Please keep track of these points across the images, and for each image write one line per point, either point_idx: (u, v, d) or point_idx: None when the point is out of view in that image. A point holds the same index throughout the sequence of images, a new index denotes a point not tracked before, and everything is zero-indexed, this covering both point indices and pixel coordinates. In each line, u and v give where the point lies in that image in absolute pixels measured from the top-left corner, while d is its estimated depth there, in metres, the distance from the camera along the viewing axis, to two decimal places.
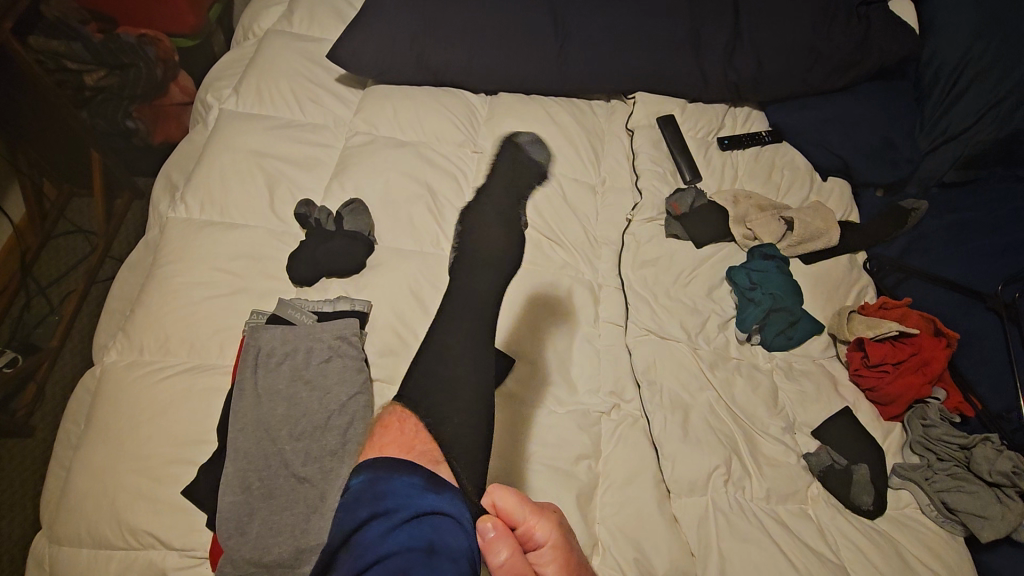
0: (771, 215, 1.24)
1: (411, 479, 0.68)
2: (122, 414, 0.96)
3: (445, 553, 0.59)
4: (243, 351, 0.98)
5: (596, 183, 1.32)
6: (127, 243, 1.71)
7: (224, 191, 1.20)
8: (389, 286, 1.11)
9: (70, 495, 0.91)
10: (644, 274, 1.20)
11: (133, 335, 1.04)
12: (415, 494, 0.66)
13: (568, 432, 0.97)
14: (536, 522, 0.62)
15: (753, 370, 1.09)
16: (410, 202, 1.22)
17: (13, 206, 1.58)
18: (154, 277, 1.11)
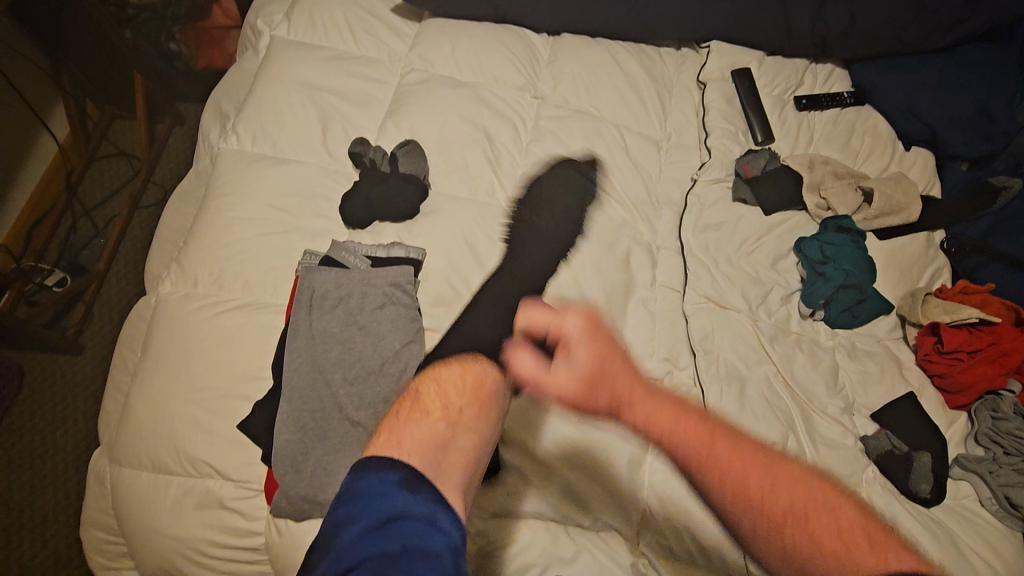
0: (848, 184, 1.16)
1: (385, 475, 0.58)
2: (178, 344, 0.97)
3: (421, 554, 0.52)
4: (296, 291, 0.97)
5: (660, 139, 1.25)
6: (169, 171, 1.67)
7: (277, 124, 1.16)
8: (443, 233, 1.08)
9: (130, 419, 0.94)
10: (706, 238, 1.14)
11: (188, 267, 1.04)
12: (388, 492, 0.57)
13: None
14: (561, 325, 0.79)
15: (814, 347, 1.04)
16: (466, 146, 1.17)
17: (58, 125, 1.57)
18: (207, 209, 1.09)
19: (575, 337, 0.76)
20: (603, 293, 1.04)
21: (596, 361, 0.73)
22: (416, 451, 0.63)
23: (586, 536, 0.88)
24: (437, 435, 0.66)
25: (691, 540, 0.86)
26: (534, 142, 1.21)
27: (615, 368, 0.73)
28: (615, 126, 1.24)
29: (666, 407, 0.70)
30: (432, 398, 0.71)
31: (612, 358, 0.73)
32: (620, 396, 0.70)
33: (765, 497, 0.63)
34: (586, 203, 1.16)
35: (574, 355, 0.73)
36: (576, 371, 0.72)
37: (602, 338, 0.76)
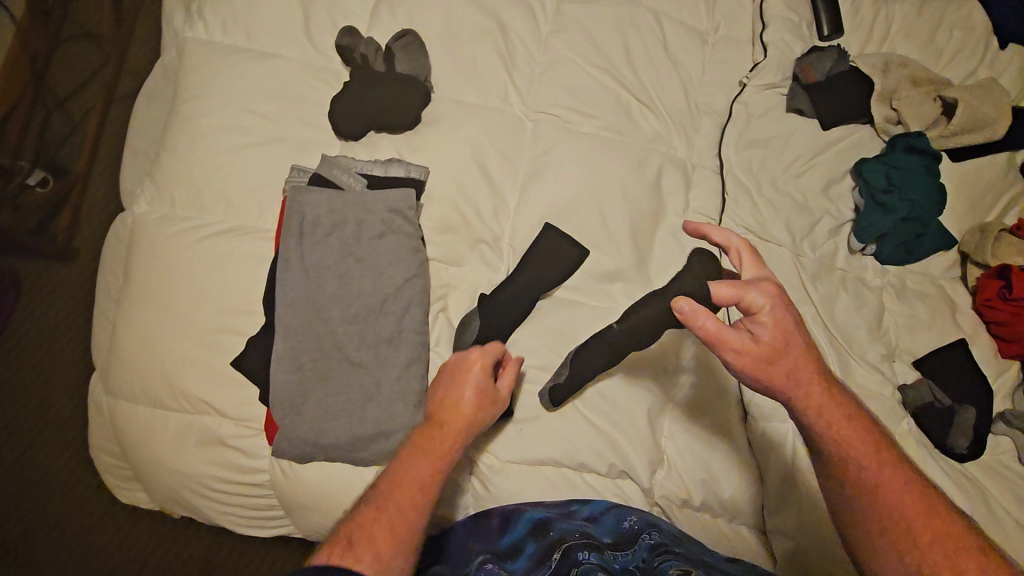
0: (927, 93, 0.98)
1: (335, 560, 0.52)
2: (161, 274, 0.88)
3: None
4: (285, 215, 0.86)
5: (706, 31, 1.05)
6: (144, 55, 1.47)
7: (250, 7, 0.97)
8: (448, 148, 0.94)
9: (120, 351, 0.88)
10: (750, 156, 1.00)
11: (163, 184, 0.92)
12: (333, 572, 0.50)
13: None
14: (752, 290, 0.64)
15: (860, 285, 0.94)
16: (475, 39, 0.99)
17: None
18: (177, 115, 0.95)
19: (767, 313, 0.64)
20: (628, 223, 0.94)
21: (788, 333, 0.64)
22: (383, 510, 0.63)
23: (601, 484, 0.83)
24: (393, 492, 0.65)
25: (708, 490, 0.82)
26: (556, 33, 1.02)
27: (807, 377, 0.64)
28: (653, 15, 1.03)
29: (848, 419, 0.64)
30: (459, 403, 0.75)
31: (803, 370, 0.64)
32: (806, 394, 0.64)
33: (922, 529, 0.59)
34: (615, 112, 0.99)
35: (760, 320, 0.64)
36: (764, 348, 0.63)
37: (790, 340, 0.64)
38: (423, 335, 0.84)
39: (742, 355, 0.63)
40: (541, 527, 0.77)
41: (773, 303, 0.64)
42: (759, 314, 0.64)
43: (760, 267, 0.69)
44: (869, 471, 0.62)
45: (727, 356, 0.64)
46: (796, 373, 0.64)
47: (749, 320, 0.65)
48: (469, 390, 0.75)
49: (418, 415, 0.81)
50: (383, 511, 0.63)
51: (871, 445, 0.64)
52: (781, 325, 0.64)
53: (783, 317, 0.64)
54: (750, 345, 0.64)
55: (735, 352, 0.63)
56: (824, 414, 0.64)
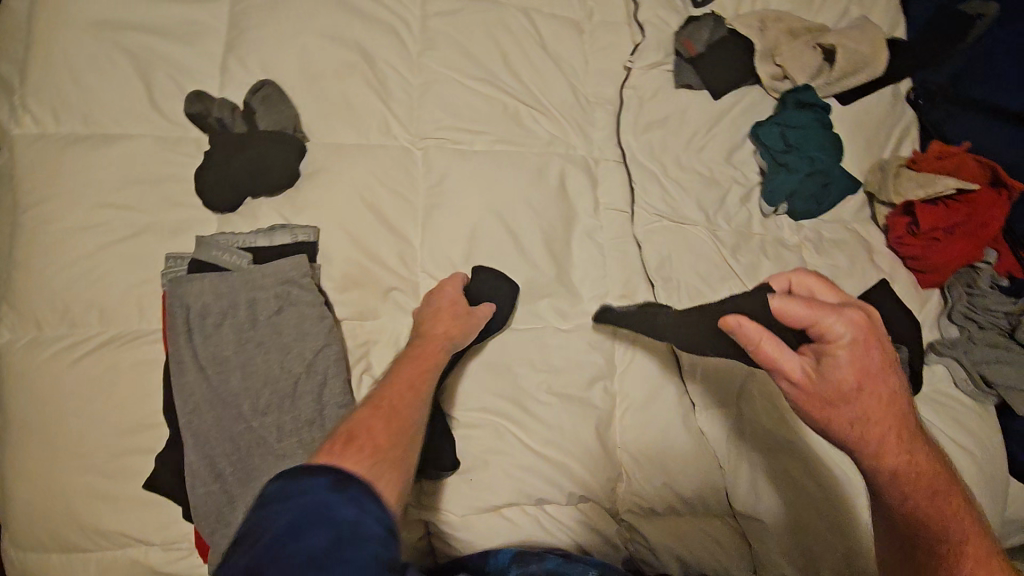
0: (806, 42, 0.97)
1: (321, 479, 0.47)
2: (42, 407, 0.79)
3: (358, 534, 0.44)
4: (167, 312, 0.78)
5: (580, 18, 1.00)
6: None
7: (80, 87, 0.86)
8: (334, 199, 0.87)
9: (15, 500, 0.79)
10: (650, 139, 0.97)
11: (20, 304, 0.81)
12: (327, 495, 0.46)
13: (575, 351, 0.84)
14: (832, 320, 0.56)
15: (780, 249, 0.94)
16: (340, 73, 0.92)
17: None
18: (21, 222, 0.84)
19: (845, 351, 0.56)
20: (540, 237, 0.90)
21: (867, 371, 0.57)
22: (370, 421, 0.60)
23: (560, 512, 0.80)
24: (381, 412, 0.62)
25: (672, 493, 0.80)
26: (426, 50, 0.95)
27: (876, 427, 0.58)
28: (523, 12, 0.98)
29: (915, 470, 0.59)
30: (432, 335, 0.75)
31: (875, 418, 0.58)
32: (873, 441, 0.58)
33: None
34: (505, 123, 0.95)
35: (832, 357, 0.57)
36: (829, 389, 0.57)
37: (867, 381, 0.57)
38: (348, 407, 0.78)
39: (798, 387, 0.58)
40: (524, 559, 0.72)
41: (855, 343, 0.56)
42: (835, 351, 0.56)
43: (841, 295, 0.61)
44: (920, 525, 0.59)
45: (781, 383, 0.59)
46: (864, 418, 0.58)
47: (820, 349, 0.58)
48: (437, 319, 0.76)
49: None
50: (378, 422, 0.60)
51: (937, 502, 0.59)
52: (861, 367, 0.56)
53: (863, 357, 0.57)
54: (815, 378, 0.57)
55: (792, 381, 0.58)
56: (892, 462, 0.58)
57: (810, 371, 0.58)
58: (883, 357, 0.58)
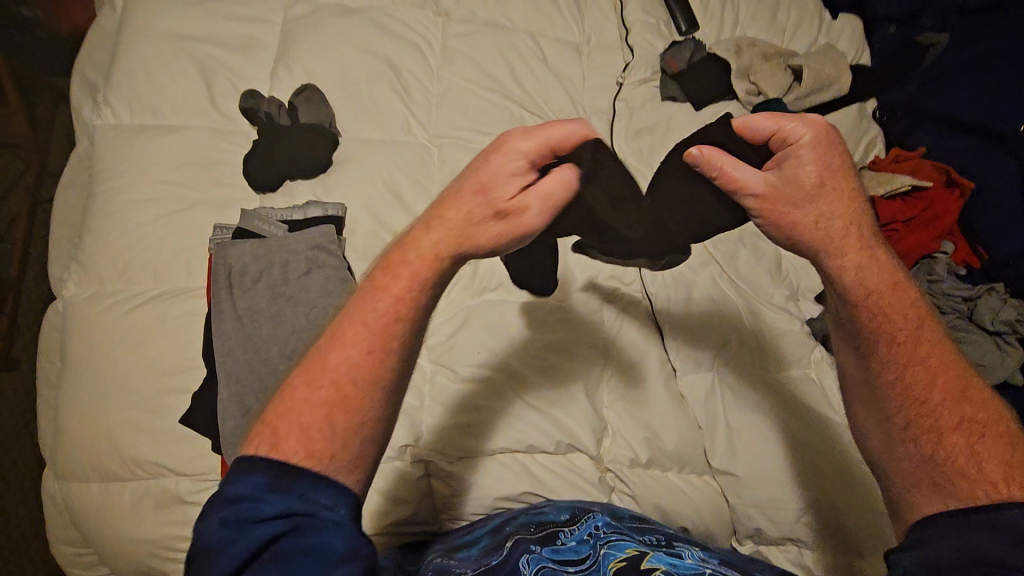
0: (777, 64, 1.11)
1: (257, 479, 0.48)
2: (96, 351, 0.90)
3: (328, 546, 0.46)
4: (213, 270, 0.90)
5: (579, 43, 1.16)
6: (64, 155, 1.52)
7: (153, 88, 1.03)
8: (359, 184, 1.00)
9: (65, 433, 0.89)
10: (640, 143, 1.10)
11: (88, 264, 0.94)
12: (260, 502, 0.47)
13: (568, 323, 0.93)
14: (793, 123, 0.63)
15: (757, 240, 1.04)
16: (371, 81, 1.07)
17: None
18: (95, 197, 0.98)
19: (806, 149, 0.62)
20: None
21: (828, 171, 0.63)
22: (308, 416, 0.50)
23: (549, 458, 0.88)
24: (316, 419, 0.50)
25: (652, 448, 0.88)
26: (445, 65, 1.11)
27: (840, 227, 0.62)
28: (528, 36, 1.14)
29: (882, 279, 0.62)
30: (386, 286, 0.55)
31: (838, 218, 0.62)
32: (839, 246, 0.62)
33: (930, 388, 0.58)
34: (510, 126, 1.08)
35: (793, 157, 0.63)
36: (793, 186, 0.62)
37: (830, 183, 0.62)
38: None
39: (761, 198, 0.64)
40: (498, 526, 0.76)
41: (814, 140, 0.62)
42: (797, 149, 0.63)
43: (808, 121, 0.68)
44: (885, 332, 0.61)
45: (746, 199, 0.65)
46: (826, 215, 0.62)
47: (784, 153, 0.64)
48: (436, 229, 0.58)
49: None
50: (313, 431, 0.50)
51: (903, 313, 0.61)
52: (821, 163, 0.62)
53: (826, 155, 0.62)
54: (776, 179, 0.63)
55: (759, 186, 0.63)
56: (852, 260, 0.62)
57: (774, 177, 0.64)
58: (842, 160, 0.63)
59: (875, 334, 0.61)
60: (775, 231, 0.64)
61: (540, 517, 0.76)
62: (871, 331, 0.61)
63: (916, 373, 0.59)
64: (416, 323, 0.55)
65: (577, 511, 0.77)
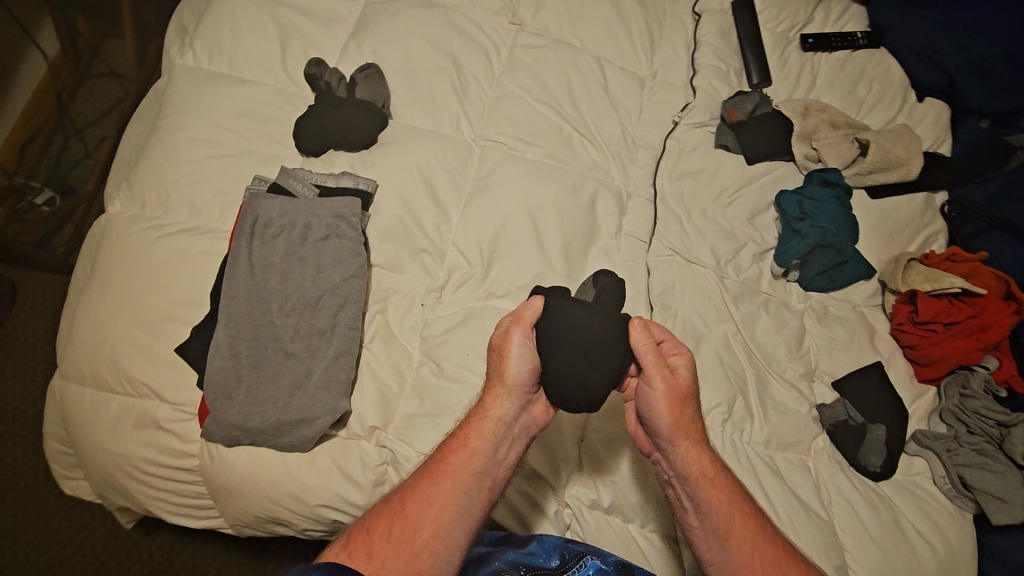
0: (844, 134, 1.06)
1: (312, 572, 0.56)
2: (122, 267, 0.96)
3: None
4: (240, 217, 0.94)
5: (644, 75, 1.15)
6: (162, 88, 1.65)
7: (235, 42, 1.10)
8: (396, 167, 1.02)
9: (77, 336, 0.94)
10: (681, 186, 1.08)
11: (138, 187, 1.01)
12: None
13: None
14: (674, 344, 0.78)
15: (781, 309, 0.99)
16: (431, 73, 1.10)
17: (47, 41, 1.57)
18: (159, 129, 1.05)
19: (682, 357, 0.77)
20: (561, 239, 1.00)
21: (682, 388, 0.76)
22: (378, 521, 0.69)
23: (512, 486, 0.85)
24: (401, 513, 0.69)
25: (618, 492, 0.85)
26: (506, 72, 1.13)
27: (692, 421, 0.76)
28: (595, 59, 1.14)
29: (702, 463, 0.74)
30: (463, 448, 0.74)
31: (688, 423, 0.75)
32: (684, 438, 0.74)
33: (753, 552, 0.69)
34: (555, 143, 1.08)
35: (680, 365, 0.77)
36: (678, 381, 0.76)
37: (687, 392, 0.76)
38: (355, 331, 0.89)
39: (664, 390, 0.75)
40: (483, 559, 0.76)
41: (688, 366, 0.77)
42: (676, 355, 0.77)
43: (677, 348, 0.78)
44: (724, 509, 0.72)
45: (654, 377, 0.75)
46: (685, 419, 0.75)
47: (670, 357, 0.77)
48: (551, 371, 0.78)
49: (341, 403, 0.85)
50: (382, 524, 0.68)
51: (730, 490, 0.73)
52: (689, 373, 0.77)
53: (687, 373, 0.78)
54: (671, 377, 0.76)
55: (657, 382, 0.75)
56: (697, 457, 0.74)
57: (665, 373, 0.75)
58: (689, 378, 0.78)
59: (729, 511, 0.72)
60: (663, 423, 0.74)
61: (529, 557, 0.77)
62: (716, 498, 0.72)
63: (746, 535, 0.70)
64: (471, 485, 0.72)
65: (565, 555, 0.78)
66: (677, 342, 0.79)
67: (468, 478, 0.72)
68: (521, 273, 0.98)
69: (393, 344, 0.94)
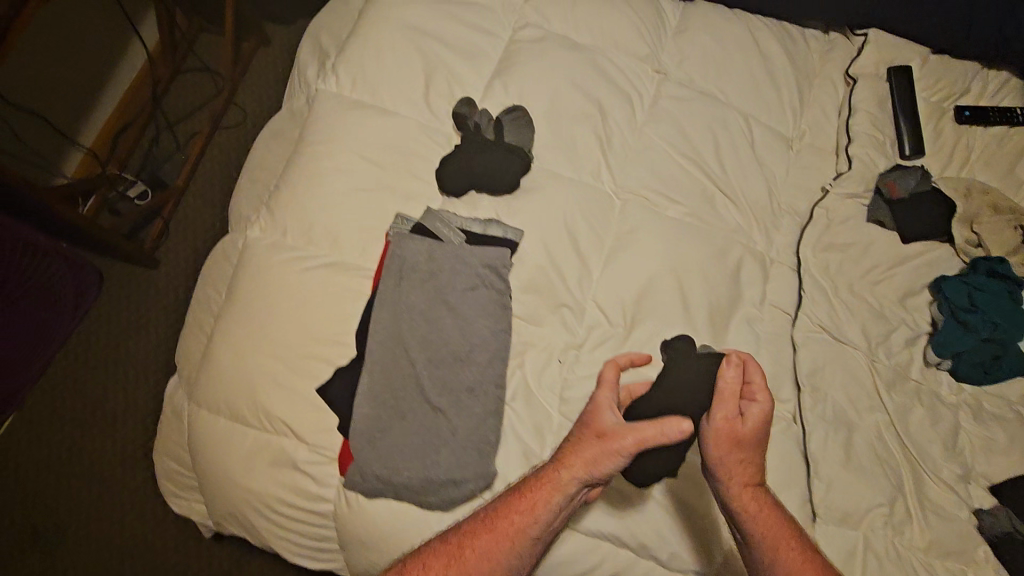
0: (1008, 220, 1.02)
1: None
2: (262, 297, 0.94)
3: None
4: (387, 259, 0.92)
5: (790, 136, 1.11)
6: (256, 86, 1.63)
7: (379, 71, 1.07)
8: (541, 215, 1.00)
9: (213, 363, 0.93)
10: (828, 258, 1.04)
11: (279, 214, 1.00)
12: None
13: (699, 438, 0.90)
14: (753, 389, 0.78)
15: (934, 401, 0.95)
16: (576, 119, 1.07)
17: (147, 33, 1.55)
18: (300, 155, 1.04)
19: (758, 401, 0.77)
20: (707, 306, 0.97)
21: (744, 434, 0.77)
22: (434, 559, 0.73)
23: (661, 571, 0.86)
24: (459, 560, 0.73)
25: None
26: (650, 122, 1.09)
27: (745, 467, 0.77)
28: (742, 116, 1.11)
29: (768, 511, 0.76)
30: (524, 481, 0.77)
31: (756, 468, 0.78)
32: (737, 482, 0.77)
33: None
34: (699, 202, 1.05)
35: (750, 412, 0.78)
36: (738, 428, 0.77)
37: (746, 439, 0.77)
38: (502, 389, 0.87)
39: (721, 428, 0.77)
40: None
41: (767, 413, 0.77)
42: (750, 399, 0.78)
43: (763, 394, 0.77)
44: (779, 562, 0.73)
45: (714, 418, 0.78)
46: (738, 464, 0.77)
47: (746, 401, 0.79)
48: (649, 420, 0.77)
49: (490, 465, 0.84)
50: (442, 565, 0.73)
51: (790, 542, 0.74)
52: (760, 419, 0.77)
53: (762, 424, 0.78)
54: (734, 420, 0.77)
55: (715, 421, 0.78)
56: (745, 501, 0.76)
57: (728, 417, 0.78)
58: (761, 427, 0.77)
59: (774, 558, 0.73)
60: (712, 458, 0.78)
61: None
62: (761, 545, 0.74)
63: None
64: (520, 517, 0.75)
65: None
66: (765, 389, 0.78)
67: (524, 544, 0.75)
68: (666, 339, 0.95)
69: (534, 403, 0.91)
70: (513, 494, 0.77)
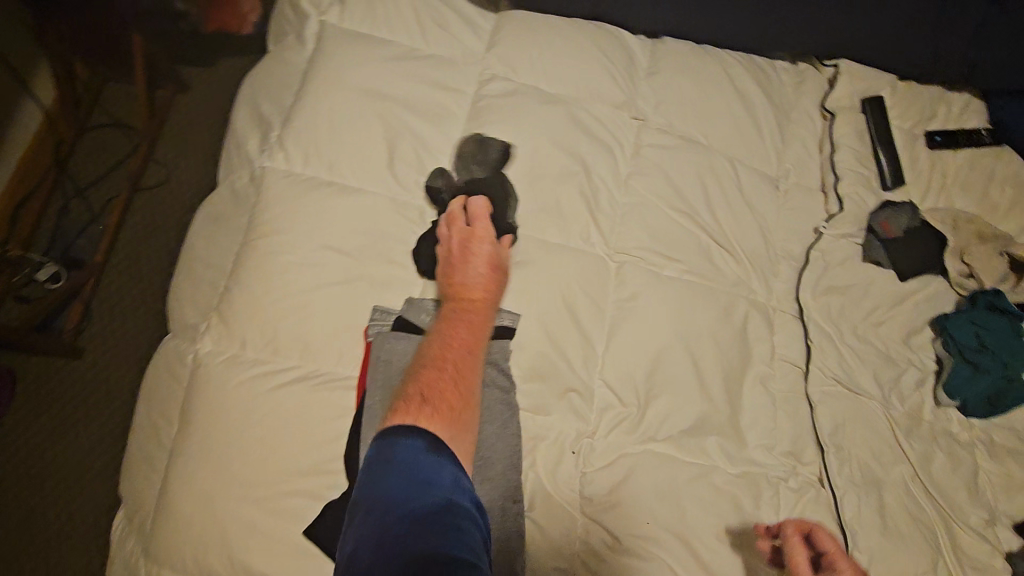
0: (993, 248, 1.02)
1: (415, 440, 0.59)
2: (222, 424, 0.79)
3: (464, 513, 0.54)
4: (369, 362, 0.81)
5: (776, 176, 1.08)
6: (177, 136, 1.43)
7: (335, 141, 0.95)
8: (535, 292, 0.91)
9: (170, 511, 0.78)
10: (830, 302, 1.00)
11: (231, 320, 0.85)
12: (422, 455, 0.58)
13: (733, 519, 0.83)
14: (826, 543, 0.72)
15: (953, 443, 0.93)
16: (559, 178, 0.99)
17: (41, 87, 1.32)
18: (251, 245, 0.89)
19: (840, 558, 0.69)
20: (719, 372, 0.91)
21: None
22: (421, 422, 0.62)
23: None
24: (438, 417, 0.64)
25: None
26: (634, 174, 1.03)
27: None
28: (726, 159, 1.06)
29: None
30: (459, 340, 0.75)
31: None
32: None
33: None
34: (696, 256, 0.99)
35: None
36: None
37: None
38: (517, 501, 0.77)
39: None
40: None
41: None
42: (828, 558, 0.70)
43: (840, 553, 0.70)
44: None
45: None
46: None
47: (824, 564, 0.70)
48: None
49: None
50: (433, 421, 0.63)
51: None
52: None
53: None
54: None
55: None
56: None
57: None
58: None
59: None
60: None
61: None
62: None
63: None
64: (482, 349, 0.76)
65: None
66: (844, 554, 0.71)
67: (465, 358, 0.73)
68: (683, 413, 0.88)
69: (554, 508, 0.81)
70: (432, 366, 0.70)
